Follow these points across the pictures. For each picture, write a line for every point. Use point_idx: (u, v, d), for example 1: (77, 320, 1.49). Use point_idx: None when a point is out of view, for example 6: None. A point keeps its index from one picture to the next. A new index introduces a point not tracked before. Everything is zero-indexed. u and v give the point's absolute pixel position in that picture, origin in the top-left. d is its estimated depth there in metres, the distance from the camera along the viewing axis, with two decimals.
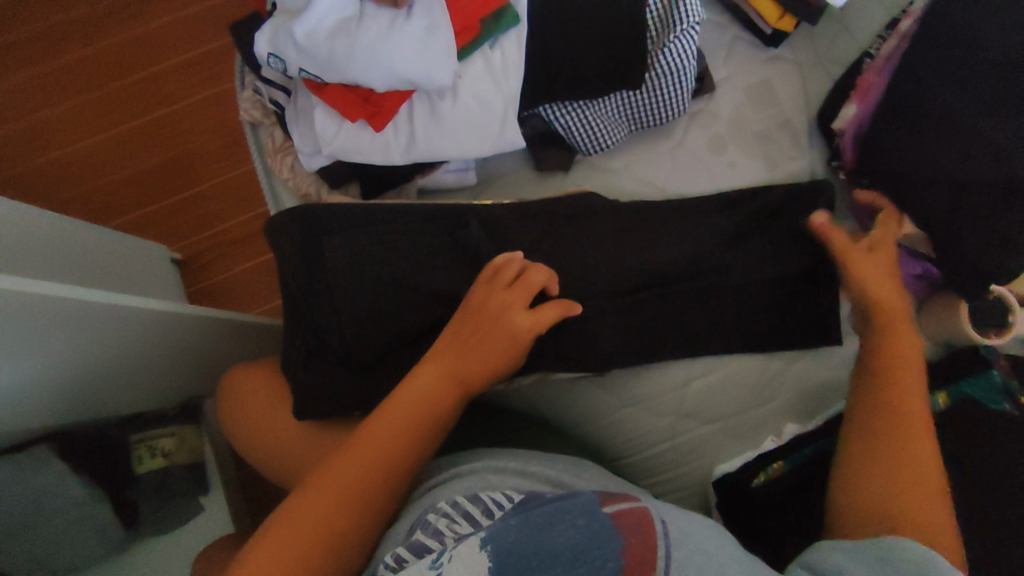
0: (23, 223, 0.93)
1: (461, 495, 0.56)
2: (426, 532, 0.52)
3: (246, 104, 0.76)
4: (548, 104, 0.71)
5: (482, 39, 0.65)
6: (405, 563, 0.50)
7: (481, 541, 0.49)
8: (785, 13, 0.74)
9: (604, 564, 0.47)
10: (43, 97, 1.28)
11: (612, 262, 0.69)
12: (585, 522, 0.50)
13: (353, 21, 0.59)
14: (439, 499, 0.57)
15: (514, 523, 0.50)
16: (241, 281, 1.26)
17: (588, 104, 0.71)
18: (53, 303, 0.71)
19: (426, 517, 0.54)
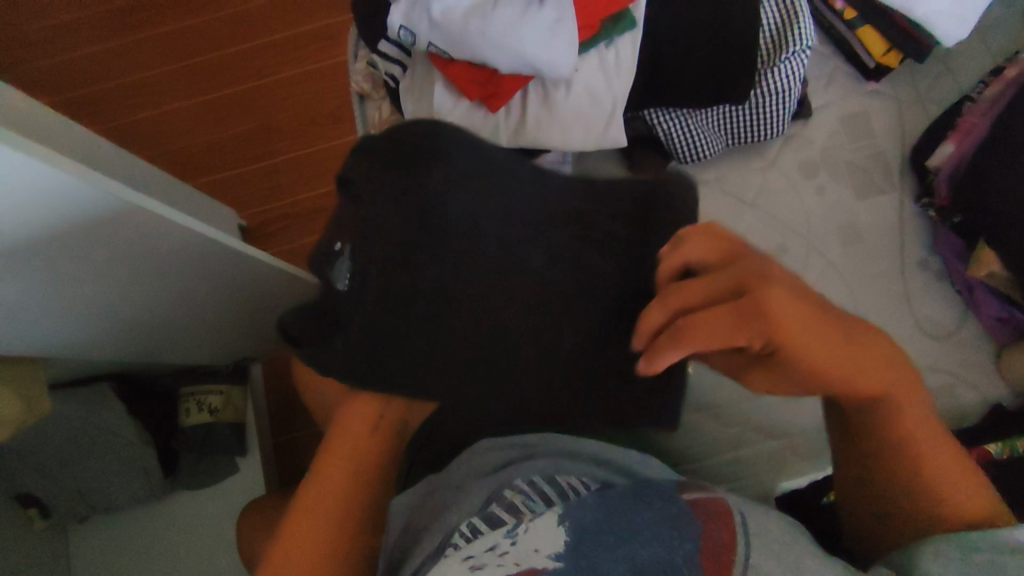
0: (123, 168, 0.97)
1: (538, 474, 0.58)
2: (501, 505, 0.53)
3: (357, 76, 0.78)
4: (652, 109, 0.74)
5: (600, 38, 0.67)
6: (480, 534, 0.51)
7: (560, 517, 0.49)
8: (892, 49, 0.75)
9: (683, 543, 0.47)
10: (144, 59, 1.34)
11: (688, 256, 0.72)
12: (663, 505, 0.51)
13: (489, 5, 0.62)
14: (515, 474, 0.58)
15: (590, 502, 0.50)
16: (302, 254, 1.28)
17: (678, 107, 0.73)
18: (186, 246, 0.73)
19: (502, 491, 0.56)
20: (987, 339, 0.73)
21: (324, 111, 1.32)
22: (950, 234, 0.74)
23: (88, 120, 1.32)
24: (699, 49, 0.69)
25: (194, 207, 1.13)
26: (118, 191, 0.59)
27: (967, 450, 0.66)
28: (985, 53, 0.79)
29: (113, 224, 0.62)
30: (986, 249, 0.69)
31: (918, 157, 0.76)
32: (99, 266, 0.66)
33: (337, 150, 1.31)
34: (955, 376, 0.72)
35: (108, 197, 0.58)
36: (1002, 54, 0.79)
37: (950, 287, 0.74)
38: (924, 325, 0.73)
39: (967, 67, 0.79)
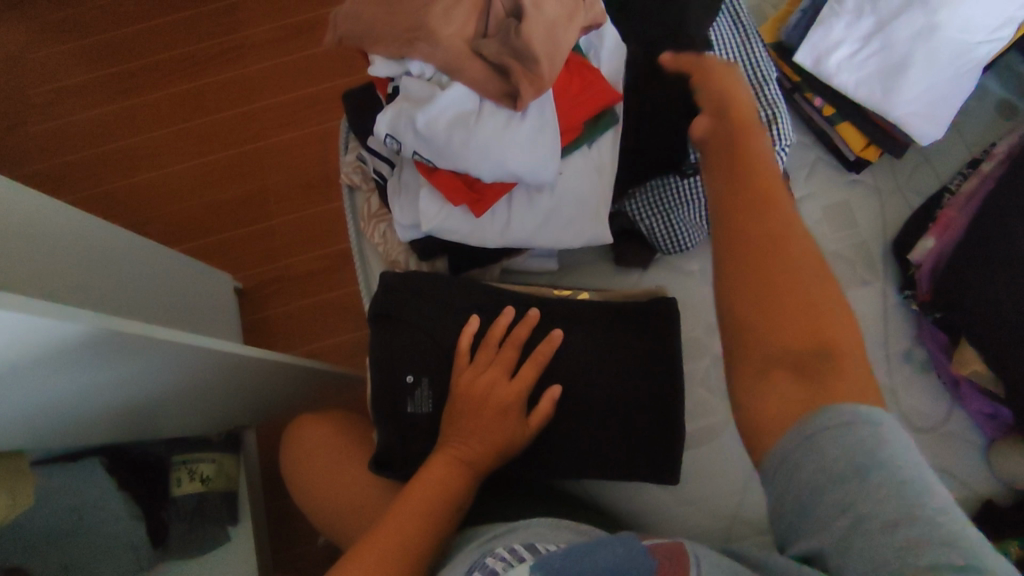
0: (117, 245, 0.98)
1: (518, 543, 0.54)
2: (481, 571, 0.50)
3: (347, 169, 0.80)
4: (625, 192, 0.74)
5: (583, 140, 0.69)
6: None
7: (530, 568, 0.46)
8: (871, 143, 0.76)
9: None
10: (144, 123, 1.37)
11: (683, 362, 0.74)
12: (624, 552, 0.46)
13: (471, 116, 0.64)
14: (499, 544, 0.55)
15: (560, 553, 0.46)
16: (296, 317, 1.28)
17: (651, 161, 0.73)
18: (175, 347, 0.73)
19: (484, 559, 0.52)
20: (974, 430, 0.73)
21: (317, 175, 1.34)
22: (933, 327, 0.74)
23: (80, 188, 1.34)
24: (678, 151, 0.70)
25: (185, 278, 1.13)
26: (103, 322, 0.60)
27: None
28: (962, 142, 0.81)
29: (101, 344, 0.63)
30: (967, 348, 0.69)
31: (899, 247, 0.77)
32: (83, 372, 0.67)
33: (330, 213, 1.33)
34: (943, 470, 0.72)
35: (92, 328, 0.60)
36: (979, 144, 0.80)
37: (937, 379, 0.74)
38: (910, 418, 0.73)
39: (946, 155, 0.80)
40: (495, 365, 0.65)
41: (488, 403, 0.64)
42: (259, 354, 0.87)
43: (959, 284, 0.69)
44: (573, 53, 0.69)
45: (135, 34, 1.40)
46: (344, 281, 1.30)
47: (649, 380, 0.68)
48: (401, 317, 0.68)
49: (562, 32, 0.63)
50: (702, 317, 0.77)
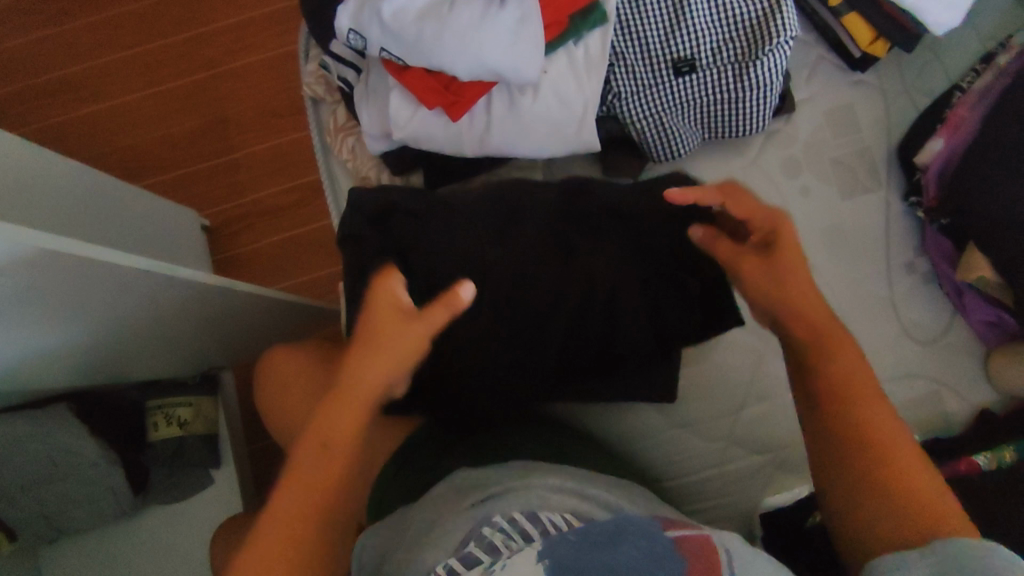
0: (65, 175, 0.88)
1: (519, 510, 0.45)
2: (480, 546, 0.42)
3: (310, 79, 0.73)
4: (608, 92, 0.67)
5: (569, 35, 0.63)
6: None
7: (537, 555, 0.39)
8: (879, 38, 0.70)
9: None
10: (90, 47, 1.26)
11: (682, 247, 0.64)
12: (642, 542, 0.40)
13: (444, 5, 0.57)
14: (493, 509, 0.46)
15: (572, 536, 0.41)
16: (269, 253, 1.22)
17: (638, 58, 0.66)
18: (129, 278, 0.67)
19: (481, 531, 0.44)
20: (976, 341, 0.70)
21: (283, 102, 1.25)
22: (938, 235, 0.70)
23: (29, 121, 1.24)
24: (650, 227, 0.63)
25: (147, 208, 1.05)
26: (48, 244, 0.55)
27: (954, 463, 0.62)
28: (975, 37, 0.75)
29: (55, 269, 0.58)
30: (973, 255, 0.65)
31: (906, 152, 0.72)
32: (37, 300, 0.61)
33: (299, 142, 1.24)
34: (943, 381, 0.69)
35: (38, 249, 0.55)
36: (993, 38, 0.75)
37: (939, 289, 0.71)
38: (910, 330, 0.70)
39: (955, 53, 0.75)
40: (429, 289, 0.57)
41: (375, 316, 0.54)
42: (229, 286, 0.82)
43: (971, 185, 0.65)
44: None
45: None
46: (314, 215, 1.23)
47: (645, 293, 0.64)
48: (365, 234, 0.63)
49: None
50: None
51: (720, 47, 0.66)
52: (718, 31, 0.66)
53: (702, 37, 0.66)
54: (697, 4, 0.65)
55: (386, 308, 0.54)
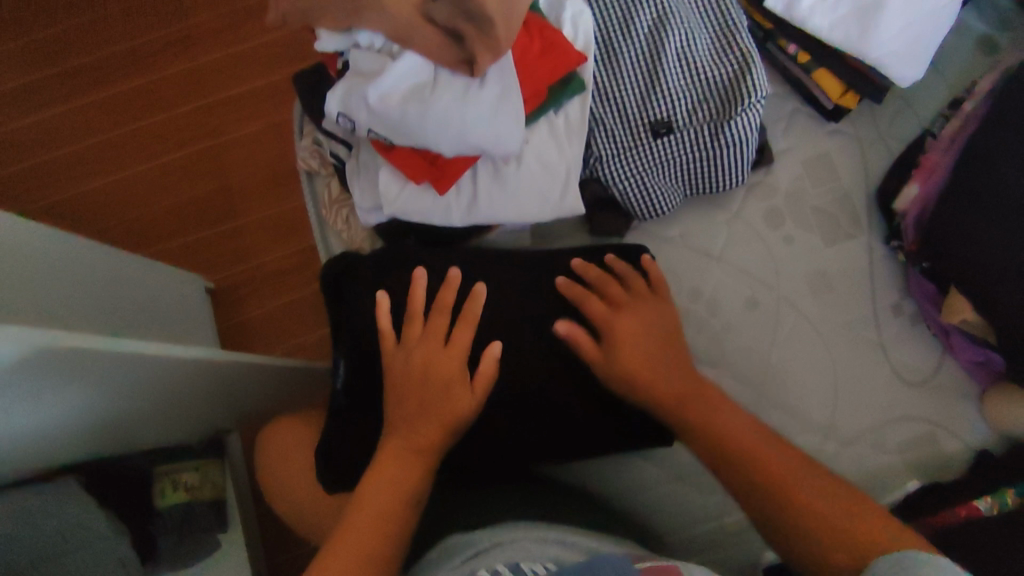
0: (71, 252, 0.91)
1: (503, 563, 0.46)
2: None
3: (304, 153, 0.76)
4: (593, 156, 0.69)
5: (549, 105, 0.66)
6: None
7: None
8: (849, 90, 0.73)
9: None
10: (96, 123, 1.31)
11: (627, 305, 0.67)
12: None
13: (426, 87, 0.60)
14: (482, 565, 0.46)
15: None
16: (272, 314, 1.24)
17: (617, 123, 0.69)
18: (131, 361, 0.68)
19: None
20: (967, 382, 0.71)
21: (282, 166, 1.29)
22: (921, 279, 0.71)
23: (35, 197, 1.28)
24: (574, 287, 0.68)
25: (150, 277, 1.07)
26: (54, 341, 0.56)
27: (952, 507, 0.62)
28: (944, 83, 0.78)
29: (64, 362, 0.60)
30: (956, 299, 0.66)
31: (885, 198, 0.74)
32: (44, 392, 0.62)
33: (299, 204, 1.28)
34: (937, 422, 0.70)
35: (44, 346, 0.56)
36: (960, 83, 0.77)
37: (927, 331, 0.72)
38: (902, 372, 0.71)
39: (925, 99, 0.77)
40: (428, 338, 0.62)
41: (429, 378, 0.60)
42: (229, 356, 0.83)
43: (949, 228, 0.66)
44: (534, 13, 0.66)
45: (73, 28, 1.32)
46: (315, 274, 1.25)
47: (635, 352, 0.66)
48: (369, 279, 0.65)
49: None
50: (684, 281, 0.73)
51: (696, 107, 0.69)
52: (692, 93, 0.69)
53: (677, 100, 0.68)
54: (670, 69, 0.68)
55: (453, 361, 0.61)
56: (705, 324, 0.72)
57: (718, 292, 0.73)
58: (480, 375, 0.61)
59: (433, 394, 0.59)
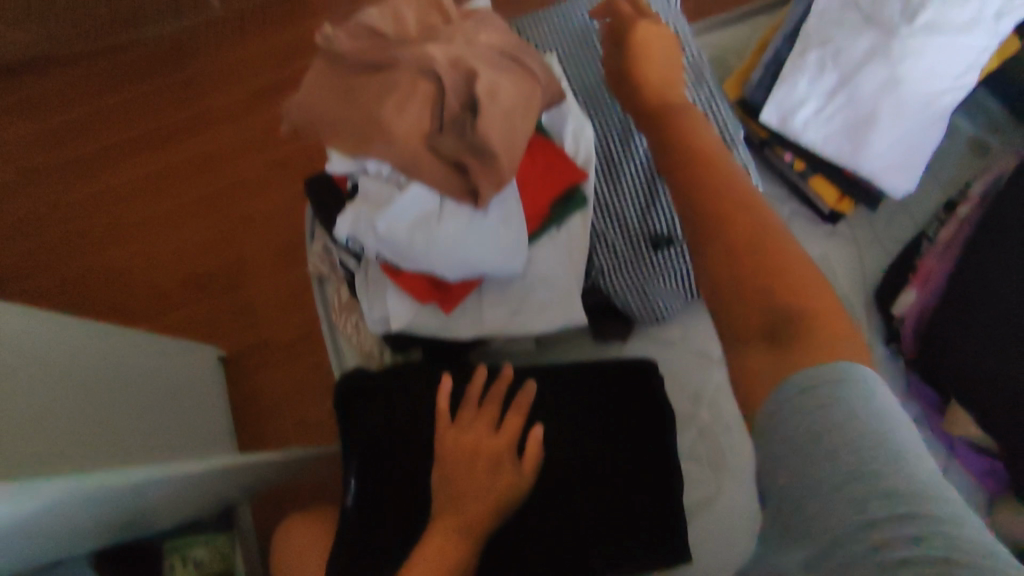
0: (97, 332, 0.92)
1: None
2: None
3: (314, 258, 0.79)
4: (595, 270, 0.71)
5: (550, 222, 0.68)
6: None
7: None
8: (845, 197, 0.75)
9: None
10: (115, 197, 1.35)
11: (656, 400, 0.66)
12: None
13: (433, 215, 0.61)
14: None
15: None
16: (281, 382, 1.24)
17: (617, 236, 0.71)
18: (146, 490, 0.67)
19: None
20: (977, 487, 0.71)
21: (290, 232, 1.32)
22: (922, 385, 0.72)
23: (50, 269, 1.30)
24: (603, 380, 0.67)
25: (167, 348, 1.08)
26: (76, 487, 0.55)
27: None
28: (937, 185, 0.80)
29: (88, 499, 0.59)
30: (954, 410, 0.67)
31: (884, 300, 0.75)
32: (59, 535, 0.61)
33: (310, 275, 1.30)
34: None
35: (69, 495, 0.55)
36: (953, 185, 0.80)
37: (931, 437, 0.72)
38: None
39: (919, 203, 0.80)
40: (479, 420, 0.63)
41: (479, 459, 0.60)
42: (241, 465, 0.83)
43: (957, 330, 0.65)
44: (538, 134, 0.69)
45: (101, 108, 1.40)
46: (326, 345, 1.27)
47: (650, 450, 0.64)
48: (376, 393, 0.67)
49: (520, 119, 0.62)
50: (686, 386, 0.76)
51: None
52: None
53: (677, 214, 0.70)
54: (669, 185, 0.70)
55: (500, 444, 0.61)
56: (707, 431, 0.74)
57: (720, 393, 0.76)
58: (527, 458, 0.61)
59: (479, 478, 0.60)
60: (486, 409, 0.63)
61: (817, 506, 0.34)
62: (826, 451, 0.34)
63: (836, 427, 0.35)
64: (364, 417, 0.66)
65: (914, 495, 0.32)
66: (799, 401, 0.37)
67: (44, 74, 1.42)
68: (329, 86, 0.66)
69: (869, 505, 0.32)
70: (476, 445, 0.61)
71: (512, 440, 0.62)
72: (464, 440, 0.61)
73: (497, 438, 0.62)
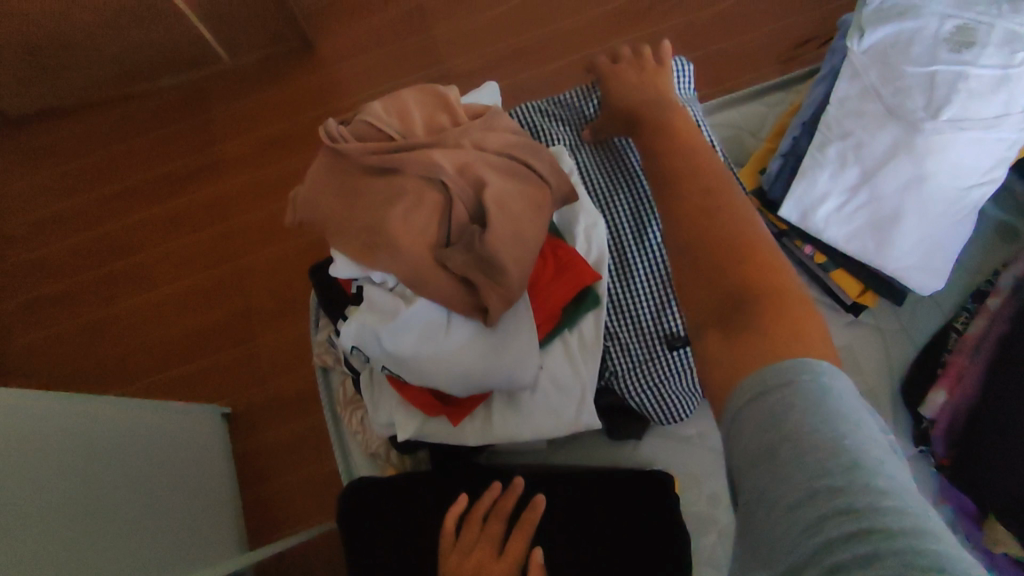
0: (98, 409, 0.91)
1: None
2: None
3: (319, 349, 0.78)
4: (609, 372, 0.69)
5: (562, 326, 0.66)
6: None
7: None
8: (868, 290, 0.73)
9: None
10: (124, 245, 1.35)
11: (663, 516, 0.64)
12: None
13: (439, 329, 0.60)
14: None
15: None
16: (286, 442, 1.21)
17: (632, 336, 0.68)
18: None
19: None
20: None
21: (295, 284, 1.30)
22: (957, 492, 0.69)
23: (55, 321, 1.31)
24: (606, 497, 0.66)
25: (169, 414, 1.07)
26: None
27: None
28: (964, 272, 0.77)
29: None
30: (1000, 528, 0.63)
31: (911, 395, 0.72)
32: None
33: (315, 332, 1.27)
34: None
35: None
36: (982, 272, 0.77)
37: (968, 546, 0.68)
38: None
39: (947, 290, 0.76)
40: (483, 542, 0.61)
41: None
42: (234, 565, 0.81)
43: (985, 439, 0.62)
44: (550, 235, 0.68)
45: (113, 155, 1.41)
46: None
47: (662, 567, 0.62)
48: (381, 499, 0.67)
49: (527, 226, 0.60)
50: (704, 486, 0.73)
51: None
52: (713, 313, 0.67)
53: None
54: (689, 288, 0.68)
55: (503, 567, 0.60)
56: (728, 535, 0.71)
57: None
58: None
59: None
60: (490, 527, 0.62)
61: (775, 530, 0.32)
62: (778, 462, 0.33)
63: (791, 442, 0.33)
64: (370, 524, 0.66)
65: (875, 512, 0.30)
66: (758, 417, 0.35)
67: (58, 125, 1.44)
68: (334, 186, 0.64)
69: (825, 525, 0.30)
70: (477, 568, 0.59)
71: (515, 560, 0.60)
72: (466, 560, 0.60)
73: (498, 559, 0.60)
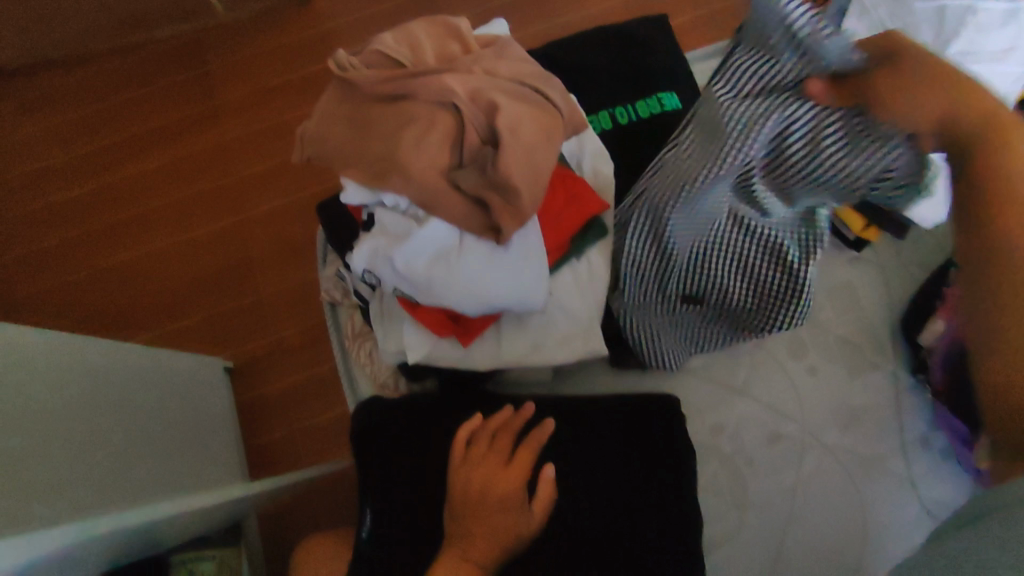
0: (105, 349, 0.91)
1: None
2: None
3: (328, 284, 0.79)
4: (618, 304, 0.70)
5: (571, 253, 0.67)
6: None
7: None
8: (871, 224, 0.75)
9: None
10: (126, 198, 1.34)
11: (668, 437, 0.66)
12: None
13: (452, 251, 0.60)
14: None
15: None
16: (292, 391, 1.22)
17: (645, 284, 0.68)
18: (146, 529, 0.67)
19: None
20: None
21: (299, 235, 1.30)
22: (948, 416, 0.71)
23: (54, 272, 1.30)
24: (612, 421, 0.68)
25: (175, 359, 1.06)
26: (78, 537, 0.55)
27: None
28: None
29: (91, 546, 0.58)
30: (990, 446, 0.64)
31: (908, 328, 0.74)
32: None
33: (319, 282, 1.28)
34: None
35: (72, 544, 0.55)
36: None
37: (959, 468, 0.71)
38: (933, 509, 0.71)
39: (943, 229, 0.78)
40: (490, 458, 0.62)
41: (489, 497, 0.59)
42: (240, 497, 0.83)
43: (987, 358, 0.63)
44: (560, 164, 0.69)
45: (111, 107, 1.40)
46: None
47: (668, 484, 0.64)
48: (395, 420, 0.68)
49: (541, 151, 0.61)
50: (706, 417, 0.75)
51: (729, 300, 0.68)
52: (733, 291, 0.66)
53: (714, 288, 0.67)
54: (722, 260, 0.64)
55: (511, 481, 0.61)
56: (729, 463, 0.73)
57: (741, 426, 0.75)
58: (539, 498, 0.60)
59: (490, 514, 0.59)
60: (498, 444, 0.63)
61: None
62: None
63: None
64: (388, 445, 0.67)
65: None
66: None
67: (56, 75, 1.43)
68: (345, 116, 0.65)
69: None
70: (487, 482, 0.60)
71: (523, 476, 0.61)
72: (474, 476, 0.61)
73: (506, 473, 0.61)
